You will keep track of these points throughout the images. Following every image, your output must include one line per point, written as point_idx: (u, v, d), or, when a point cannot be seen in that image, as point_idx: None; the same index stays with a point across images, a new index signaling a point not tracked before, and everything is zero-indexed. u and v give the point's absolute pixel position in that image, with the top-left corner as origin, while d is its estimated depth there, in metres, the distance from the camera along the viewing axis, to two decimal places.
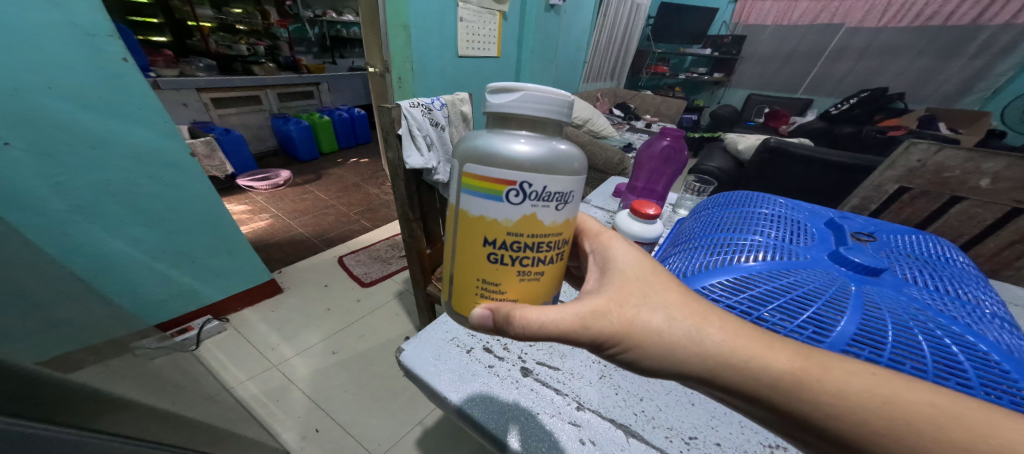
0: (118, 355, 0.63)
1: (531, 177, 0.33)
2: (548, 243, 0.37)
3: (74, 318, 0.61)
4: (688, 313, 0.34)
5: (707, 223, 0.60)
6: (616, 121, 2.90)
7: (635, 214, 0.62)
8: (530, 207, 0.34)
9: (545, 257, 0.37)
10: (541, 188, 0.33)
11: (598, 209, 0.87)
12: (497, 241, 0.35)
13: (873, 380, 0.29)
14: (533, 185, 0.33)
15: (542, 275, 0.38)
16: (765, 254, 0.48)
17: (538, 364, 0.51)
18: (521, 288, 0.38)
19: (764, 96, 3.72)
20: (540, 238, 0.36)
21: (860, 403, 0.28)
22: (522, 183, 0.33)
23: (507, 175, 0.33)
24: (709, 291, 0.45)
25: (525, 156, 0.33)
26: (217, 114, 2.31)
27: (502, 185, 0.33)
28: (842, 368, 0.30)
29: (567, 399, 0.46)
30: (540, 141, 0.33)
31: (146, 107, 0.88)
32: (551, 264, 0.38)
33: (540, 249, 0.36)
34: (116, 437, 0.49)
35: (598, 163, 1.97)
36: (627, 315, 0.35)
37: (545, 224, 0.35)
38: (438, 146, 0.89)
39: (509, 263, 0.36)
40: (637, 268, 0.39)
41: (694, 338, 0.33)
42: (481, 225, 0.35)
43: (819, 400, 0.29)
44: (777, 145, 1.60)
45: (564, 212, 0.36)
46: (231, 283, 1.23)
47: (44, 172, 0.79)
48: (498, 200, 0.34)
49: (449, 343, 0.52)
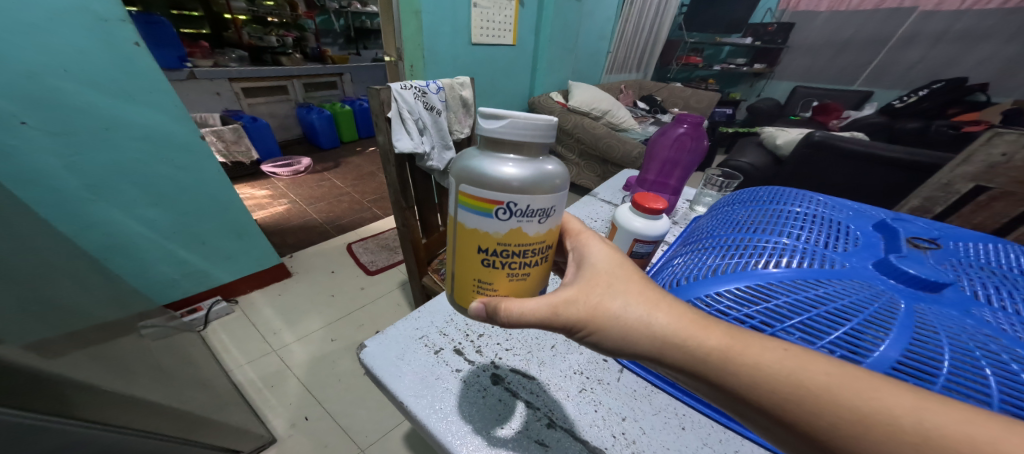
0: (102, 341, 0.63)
1: (515, 196, 0.29)
2: (536, 251, 0.32)
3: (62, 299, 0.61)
4: (643, 298, 0.31)
5: (726, 223, 0.51)
6: (640, 113, 2.74)
7: (638, 207, 0.50)
8: (518, 223, 0.30)
9: (532, 263, 0.33)
10: (524, 206, 0.29)
11: (605, 204, 0.80)
12: (489, 249, 0.31)
13: (782, 355, 0.27)
14: (517, 205, 0.29)
15: (529, 277, 0.34)
16: (791, 259, 0.39)
17: (511, 371, 0.45)
18: (509, 290, 0.34)
19: (812, 88, 3.38)
20: (528, 244, 0.31)
21: (771, 376, 0.26)
22: (507, 203, 0.29)
23: (490, 193, 0.29)
24: (715, 300, 0.36)
25: (507, 179, 0.28)
26: (247, 103, 2.41)
27: (488, 204, 0.29)
28: (759, 344, 0.28)
29: (538, 414, 0.40)
30: (525, 163, 0.29)
31: (157, 91, 0.90)
32: (539, 266, 0.34)
33: (530, 256, 0.32)
34: (77, 421, 0.48)
35: (616, 157, 1.88)
36: (592, 303, 0.32)
37: (533, 236, 0.31)
38: (431, 131, 0.83)
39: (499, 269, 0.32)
40: (610, 259, 0.35)
41: (642, 321, 0.31)
42: (475, 236, 0.31)
43: (736, 373, 0.27)
44: (822, 139, 1.43)
45: (550, 221, 0.31)
46: (242, 265, 1.27)
47: (59, 151, 0.82)
48: (487, 216, 0.30)
49: (417, 342, 0.47)
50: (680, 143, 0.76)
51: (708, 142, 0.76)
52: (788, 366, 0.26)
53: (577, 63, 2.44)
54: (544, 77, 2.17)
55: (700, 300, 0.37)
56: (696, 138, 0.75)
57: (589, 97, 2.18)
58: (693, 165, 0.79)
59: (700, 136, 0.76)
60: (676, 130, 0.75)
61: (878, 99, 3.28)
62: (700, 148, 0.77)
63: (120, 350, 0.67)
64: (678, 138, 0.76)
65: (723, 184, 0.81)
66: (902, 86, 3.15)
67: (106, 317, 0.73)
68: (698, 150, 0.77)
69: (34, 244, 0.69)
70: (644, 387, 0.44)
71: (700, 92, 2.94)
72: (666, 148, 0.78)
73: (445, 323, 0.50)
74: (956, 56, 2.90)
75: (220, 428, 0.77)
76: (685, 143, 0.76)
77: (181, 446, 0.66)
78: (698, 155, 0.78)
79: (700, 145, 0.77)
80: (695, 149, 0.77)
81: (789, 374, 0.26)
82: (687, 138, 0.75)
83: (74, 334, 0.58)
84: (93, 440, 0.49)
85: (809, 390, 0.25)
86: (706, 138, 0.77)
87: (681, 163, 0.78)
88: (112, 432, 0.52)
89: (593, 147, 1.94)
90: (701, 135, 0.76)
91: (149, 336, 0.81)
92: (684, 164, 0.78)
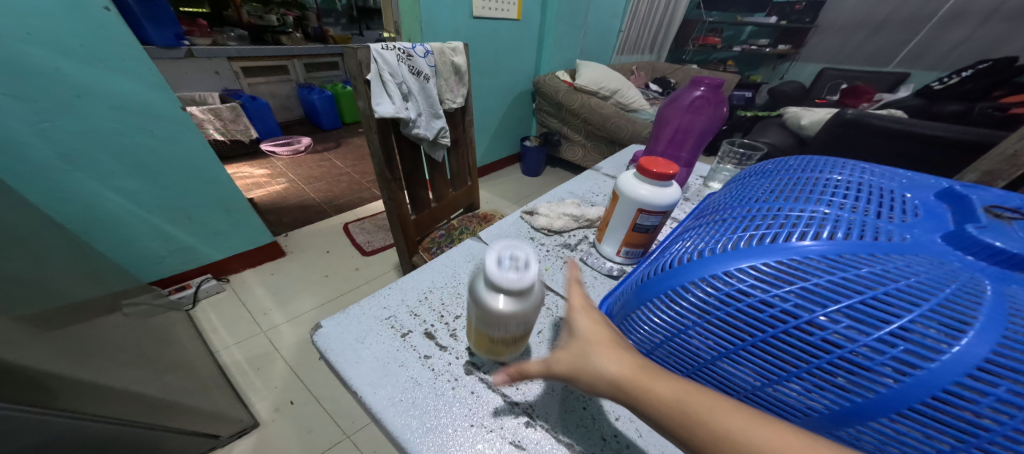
0: (64, 326, 0.58)
1: (510, 321, 0.31)
2: (526, 330, 0.34)
3: (19, 275, 0.57)
4: (601, 345, 0.29)
5: (747, 193, 0.43)
6: (653, 95, 2.60)
7: (644, 174, 0.42)
8: (516, 315, 0.31)
9: (525, 335, 0.35)
10: (514, 322, 0.32)
11: (608, 178, 0.73)
12: (492, 338, 0.34)
13: (682, 391, 0.26)
14: (510, 324, 0.31)
15: (525, 336, 0.35)
16: (834, 229, 0.31)
17: (488, 358, 0.38)
18: (508, 351, 0.36)
19: (841, 70, 3.17)
20: (522, 331, 0.34)
21: (664, 413, 0.25)
22: (503, 323, 0.31)
23: (490, 318, 0.31)
24: (736, 279, 0.29)
25: (503, 312, 0.30)
26: (247, 83, 2.37)
27: (493, 311, 0.30)
28: (668, 378, 0.27)
29: (515, 409, 0.34)
30: (518, 300, 0.30)
31: (130, 59, 0.85)
32: (529, 328, 0.36)
33: (524, 327, 0.33)
34: (26, 398, 0.45)
35: (623, 136, 1.79)
36: (570, 361, 0.29)
37: (529, 316, 0.32)
38: (417, 97, 0.77)
39: (500, 345, 0.35)
40: (593, 322, 0.31)
41: (600, 372, 0.28)
42: (480, 331, 0.34)
43: (648, 406, 0.26)
44: (854, 118, 1.31)
45: (541, 301, 0.32)
46: (231, 242, 1.24)
47: (27, 117, 0.78)
48: (488, 326, 0.32)
49: (382, 324, 0.40)
50: (696, 109, 0.67)
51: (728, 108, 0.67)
52: (683, 399, 0.25)
53: (587, 41, 2.32)
54: (551, 55, 2.06)
55: (717, 278, 0.30)
56: (715, 103, 0.67)
57: (598, 76, 2.06)
58: (708, 133, 0.71)
59: (720, 101, 0.67)
60: (692, 95, 0.66)
61: (915, 81, 3.04)
62: (718, 115, 0.69)
63: (92, 329, 0.64)
64: (694, 103, 0.67)
65: (741, 157, 0.74)
66: (943, 68, 2.90)
67: (78, 294, 0.70)
68: (715, 117, 0.69)
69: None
70: None
71: (717, 73, 2.79)
72: (679, 114, 0.69)
73: (417, 303, 0.44)
74: (1008, 33, 2.64)
75: (199, 410, 0.75)
76: (702, 110, 0.67)
77: (154, 431, 0.63)
78: (715, 123, 0.70)
79: (718, 112, 0.69)
80: (712, 115, 0.68)
81: (682, 405, 0.25)
82: (705, 103, 0.66)
83: (37, 311, 0.54)
84: (42, 422, 0.46)
85: (691, 417, 0.24)
86: (725, 104, 0.69)
87: (695, 131, 0.70)
88: (69, 416, 0.49)
89: (601, 128, 1.85)
90: (720, 100, 0.67)
91: (125, 316, 0.78)
92: (698, 133, 0.70)
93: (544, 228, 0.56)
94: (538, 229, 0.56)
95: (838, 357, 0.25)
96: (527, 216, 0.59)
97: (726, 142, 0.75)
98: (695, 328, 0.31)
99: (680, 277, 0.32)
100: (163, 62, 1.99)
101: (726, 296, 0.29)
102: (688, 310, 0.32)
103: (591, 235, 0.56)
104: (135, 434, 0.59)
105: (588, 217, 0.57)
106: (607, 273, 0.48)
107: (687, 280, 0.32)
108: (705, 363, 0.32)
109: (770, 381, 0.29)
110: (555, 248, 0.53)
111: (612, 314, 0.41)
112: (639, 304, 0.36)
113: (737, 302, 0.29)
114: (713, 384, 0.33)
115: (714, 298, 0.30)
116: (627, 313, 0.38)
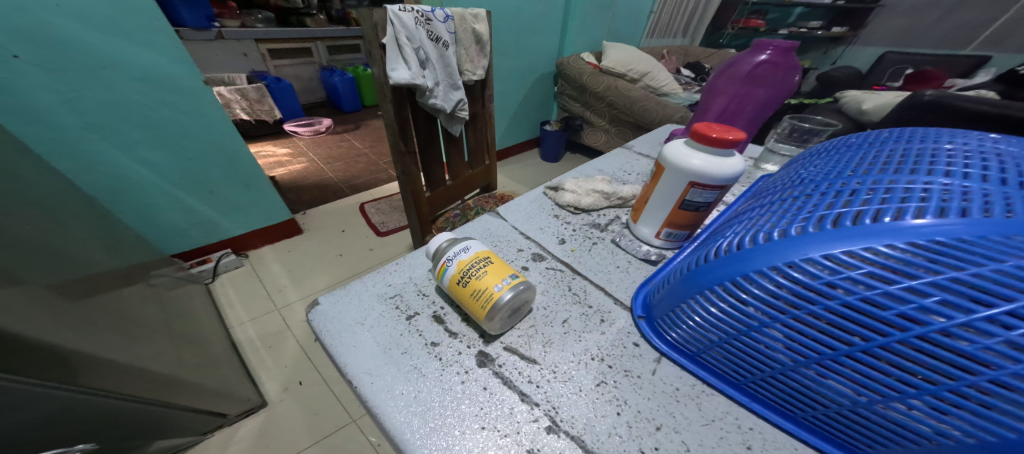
0: (89, 297, 0.58)
1: (445, 253, 0.34)
2: (479, 262, 0.33)
3: (47, 244, 0.57)
4: None
5: (831, 167, 0.34)
6: (685, 80, 2.44)
7: (698, 140, 0.35)
8: (451, 262, 0.33)
9: (479, 264, 0.32)
10: (451, 254, 0.34)
11: (642, 157, 0.66)
12: (458, 281, 0.32)
13: None
14: (447, 255, 0.34)
15: (479, 284, 0.31)
16: (985, 205, 0.22)
17: (505, 349, 0.32)
18: (484, 294, 0.31)
19: (905, 54, 2.84)
20: (471, 261, 0.33)
21: None
22: (447, 259, 0.34)
23: (435, 267, 0.35)
24: (842, 265, 0.22)
25: (438, 255, 0.35)
26: (273, 64, 2.40)
27: (438, 270, 0.34)
28: None
29: (535, 411, 0.28)
30: (439, 240, 0.36)
31: (154, 31, 0.83)
32: (493, 263, 0.33)
33: (470, 271, 0.32)
34: (37, 368, 0.44)
35: (652, 121, 1.67)
36: None
37: (466, 259, 0.33)
38: (435, 65, 0.71)
39: (467, 283, 0.32)
40: None
41: None
42: (447, 284, 0.33)
43: None
44: (935, 99, 1.14)
45: (476, 245, 0.34)
46: (250, 218, 1.25)
47: (54, 87, 0.78)
48: (444, 271, 0.33)
49: (384, 303, 0.36)
50: (757, 76, 0.59)
51: (802, 76, 0.58)
52: None
53: (615, 21, 2.19)
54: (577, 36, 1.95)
55: (811, 263, 0.23)
56: (784, 69, 0.58)
57: (626, 57, 1.94)
58: (772, 104, 0.62)
59: (791, 66, 0.58)
60: (753, 61, 0.58)
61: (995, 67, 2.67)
62: (787, 83, 0.60)
63: (114, 301, 0.64)
64: (756, 69, 0.58)
65: (800, 141, 0.66)
66: None
67: (105, 262, 0.70)
68: (783, 85, 0.60)
69: (29, 183, 0.66)
70: (692, 386, 0.30)
71: None
72: (735, 83, 0.61)
73: (427, 281, 0.38)
74: None
75: (209, 389, 0.74)
76: (767, 78, 0.59)
77: (158, 409, 0.62)
78: (782, 92, 0.61)
79: (788, 80, 0.59)
80: (779, 83, 0.59)
81: None
82: (770, 69, 0.58)
83: (58, 282, 0.54)
84: (50, 395, 0.45)
85: None
86: (799, 70, 0.59)
87: (754, 102, 0.62)
88: (78, 392, 0.48)
89: (627, 111, 1.74)
90: (792, 65, 0.58)
91: (147, 288, 0.79)
92: (758, 105, 0.62)
93: (571, 205, 0.49)
94: (564, 206, 0.50)
95: (1005, 378, 0.17)
96: (551, 192, 0.52)
97: (789, 115, 0.65)
98: (774, 326, 0.24)
99: (756, 261, 0.25)
100: (194, 44, 2.04)
101: (825, 287, 0.22)
102: (764, 303, 0.25)
103: (624, 215, 0.49)
104: (143, 411, 0.59)
105: (621, 195, 0.50)
106: (643, 258, 0.41)
107: (766, 265, 0.24)
108: (782, 371, 0.25)
109: (881, 400, 0.21)
110: (582, 227, 0.47)
111: (653, 305, 0.34)
112: (692, 294, 0.29)
113: (844, 294, 0.21)
114: (789, 394, 0.26)
115: (806, 290, 0.23)
116: (674, 303, 0.31)
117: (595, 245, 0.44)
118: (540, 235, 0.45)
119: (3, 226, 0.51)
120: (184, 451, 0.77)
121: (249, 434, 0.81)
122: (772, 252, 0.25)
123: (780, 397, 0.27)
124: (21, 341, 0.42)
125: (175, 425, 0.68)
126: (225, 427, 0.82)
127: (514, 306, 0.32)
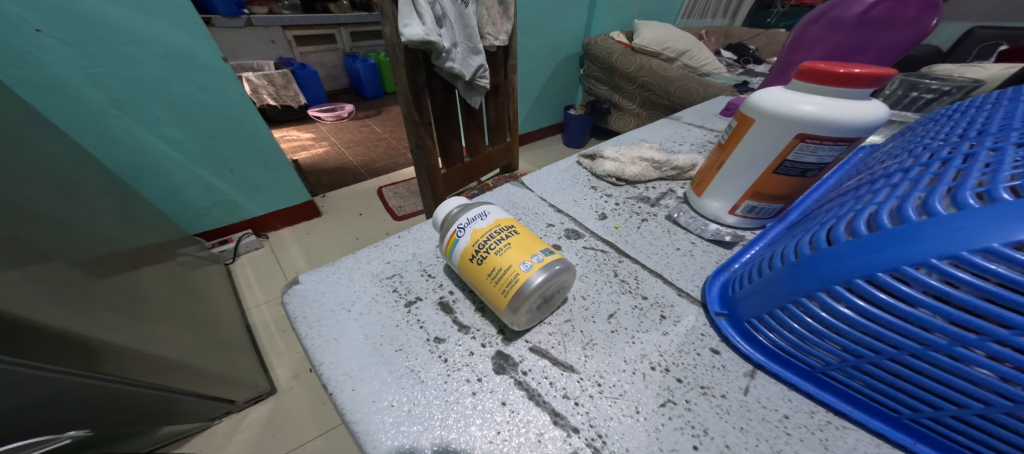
0: (116, 274, 0.57)
1: (456, 222, 0.26)
2: (497, 233, 0.24)
3: (71, 220, 0.56)
4: None
5: (1009, 113, 0.24)
6: (727, 61, 2.23)
7: (811, 81, 0.26)
8: (463, 232, 0.25)
9: (499, 236, 0.24)
10: (464, 223, 0.26)
11: (694, 127, 0.55)
12: (472, 260, 0.24)
13: None
14: (460, 224, 0.26)
15: (499, 261, 0.23)
16: None
17: (533, 351, 0.24)
18: (506, 275, 0.23)
19: None
20: (488, 232, 0.25)
21: None
22: (457, 230, 0.26)
23: (443, 242, 0.27)
24: None
25: (448, 227, 0.27)
26: (299, 51, 2.41)
27: (447, 243, 0.26)
28: None
29: (575, 441, 0.20)
30: (449, 209, 0.28)
31: (173, 5, 0.80)
32: (517, 235, 0.25)
33: (487, 243, 0.24)
34: (39, 352, 0.41)
35: (690, 102, 1.52)
36: None
37: (482, 228, 0.25)
38: (453, 24, 0.64)
39: (484, 262, 0.24)
40: None
41: None
42: (458, 262, 0.26)
43: None
44: None
45: (496, 211, 0.26)
46: (270, 199, 1.24)
47: (77, 62, 0.77)
48: (455, 246, 0.26)
49: (378, 285, 0.28)
50: (877, 17, 0.50)
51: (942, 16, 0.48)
52: None
53: None
54: (607, 14, 1.82)
55: None
56: (918, 6, 0.48)
57: (661, 35, 1.79)
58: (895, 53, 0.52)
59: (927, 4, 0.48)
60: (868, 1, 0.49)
61: None
62: (921, 27, 0.49)
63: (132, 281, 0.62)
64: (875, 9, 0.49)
65: (916, 103, 0.52)
66: None
67: (131, 242, 0.69)
68: (915, 29, 0.49)
69: (54, 158, 0.65)
70: (810, 416, 0.21)
71: None
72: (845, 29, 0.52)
73: (433, 260, 0.31)
74: None
75: (222, 375, 0.71)
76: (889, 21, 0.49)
77: (168, 394, 0.59)
78: (913, 37, 0.50)
79: (922, 22, 0.49)
80: (910, 25, 0.49)
81: None
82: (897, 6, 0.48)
83: (85, 259, 0.52)
84: (52, 380, 0.42)
85: None
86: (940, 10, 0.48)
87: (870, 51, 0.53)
88: (83, 376, 0.45)
89: (662, 93, 1.60)
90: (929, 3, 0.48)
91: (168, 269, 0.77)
92: (876, 52, 0.53)
93: (612, 176, 0.41)
94: (602, 176, 0.41)
95: None
96: (587, 161, 0.44)
97: (901, 71, 0.54)
98: (1005, 340, 0.15)
99: (963, 235, 0.16)
100: (224, 31, 2.06)
101: None
102: (980, 299, 0.15)
103: (680, 188, 0.40)
104: (151, 396, 0.56)
105: (675, 164, 0.40)
106: (711, 239, 0.32)
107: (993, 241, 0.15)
108: (1002, 410, 0.16)
109: None
110: (627, 201, 0.38)
111: (738, 299, 0.25)
112: (818, 287, 0.20)
113: None
114: (1002, 444, 0.17)
115: None
116: (780, 300, 0.22)
117: (645, 222, 0.35)
118: (575, 209, 0.37)
119: (21, 199, 0.48)
120: (193, 435, 0.76)
121: (258, 421, 0.78)
122: (999, 220, 0.15)
123: (977, 444, 0.18)
124: (27, 326, 0.39)
125: (183, 410, 0.66)
126: (233, 413, 0.79)
127: (546, 294, 0.24)
